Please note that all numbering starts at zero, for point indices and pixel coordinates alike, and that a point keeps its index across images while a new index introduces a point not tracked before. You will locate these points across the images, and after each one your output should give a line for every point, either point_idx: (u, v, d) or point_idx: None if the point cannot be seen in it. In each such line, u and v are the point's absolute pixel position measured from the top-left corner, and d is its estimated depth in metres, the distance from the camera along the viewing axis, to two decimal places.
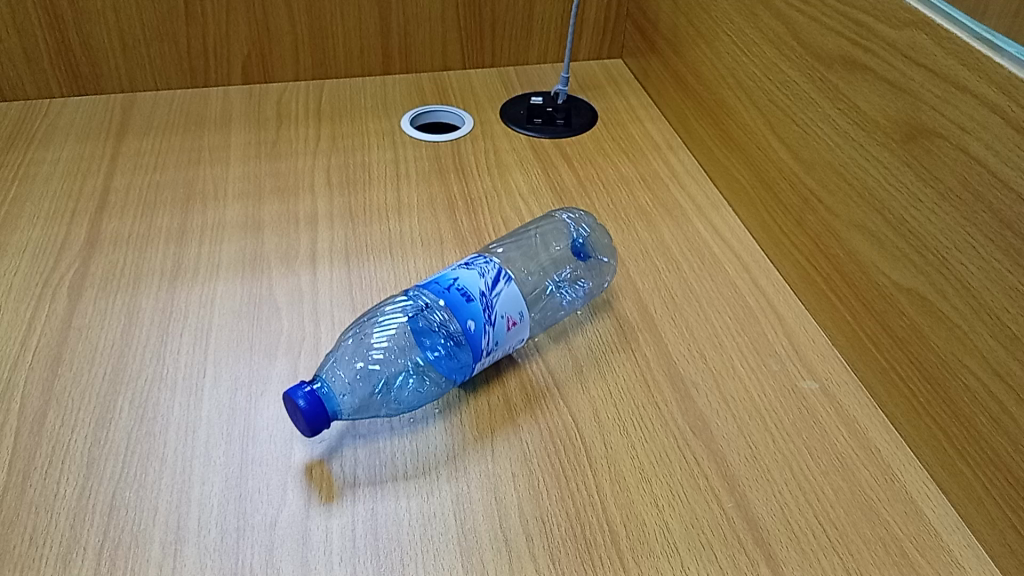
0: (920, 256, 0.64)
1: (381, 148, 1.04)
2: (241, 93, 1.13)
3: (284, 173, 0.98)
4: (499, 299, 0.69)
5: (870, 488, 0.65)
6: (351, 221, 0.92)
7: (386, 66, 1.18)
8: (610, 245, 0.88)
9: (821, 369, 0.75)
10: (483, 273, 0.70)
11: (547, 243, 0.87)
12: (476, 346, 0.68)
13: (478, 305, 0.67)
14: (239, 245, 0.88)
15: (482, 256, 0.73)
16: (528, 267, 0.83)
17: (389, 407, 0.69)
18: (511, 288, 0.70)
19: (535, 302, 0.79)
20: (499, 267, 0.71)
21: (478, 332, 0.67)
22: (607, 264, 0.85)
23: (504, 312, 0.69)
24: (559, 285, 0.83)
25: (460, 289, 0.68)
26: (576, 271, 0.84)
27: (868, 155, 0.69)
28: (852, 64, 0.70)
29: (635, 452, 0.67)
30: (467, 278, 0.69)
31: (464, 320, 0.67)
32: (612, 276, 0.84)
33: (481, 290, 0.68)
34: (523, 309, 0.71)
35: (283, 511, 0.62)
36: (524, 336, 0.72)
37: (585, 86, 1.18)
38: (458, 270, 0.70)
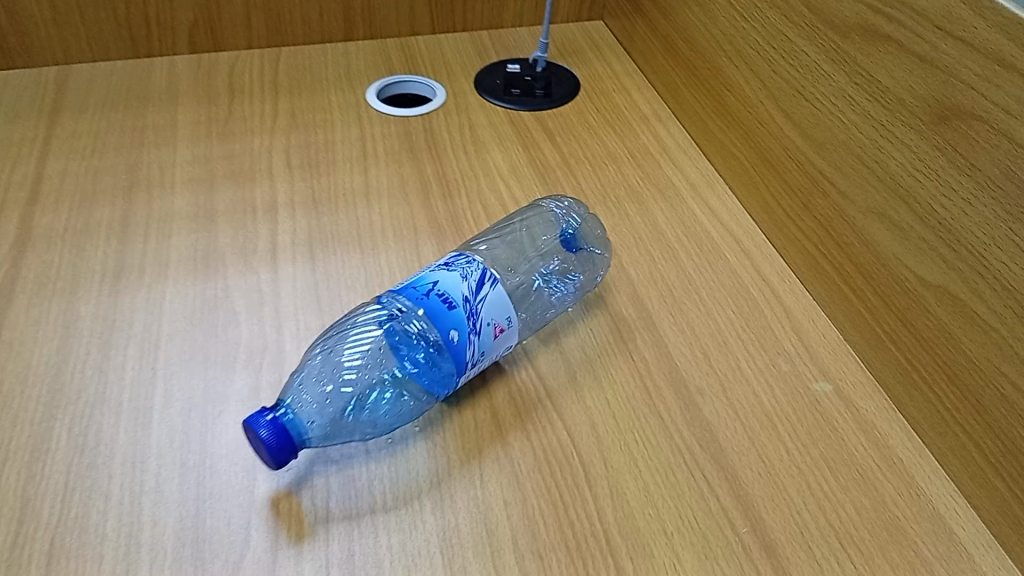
0: (952, 251, 0.58)
1: (346, 124, 0.95)
2: (188, 63, 1.03)
3: (238, 155, 0.89)
4: (484, 305, 0.61)
5: (894, 504, 0.60)
6: (315, 209, 0.83)
7: (348, 32, 1.08)
8: (602, 235, 0.80)
9: (834, 368, 0.69)
10: (466, 275, 0.62)
11: (532, 234, 0.79)
12: (460, 358, 0.61)
13: (461, 312, 0.60)
14: (190, 240, 0.79)
15: (463, 255, 0.65)
16: (513, 262, 0.74)
17: (363, 428, 0.61)
18: (497, 290, 0.63)
19: (523, 301, 0.71)
20: (483, 267, 0.63)
21: (461, 343, 0.60)
22: (599, 257, 0.78)
23: (490, 318, 0.62)
24: (548, 279, 0.74)
25: (439, 294, 0.61)
26: (565, 263, 0.76)
27: (891, 137, 0.62)
28: (873, 35, 0.63)
29: (638, 472, 0.61)
30: (448, 281, 0.61)
31: (447, 330, 0.60)
32: (605, 270, 0.77)
33: (464, 296, 0.61)
34: (511, 314, 0.63)
35: (247, 555, 0.55)
36: (512, 342, 0.65)
37: (565, 51, 1.09)
38: (437, 272, 0.63)
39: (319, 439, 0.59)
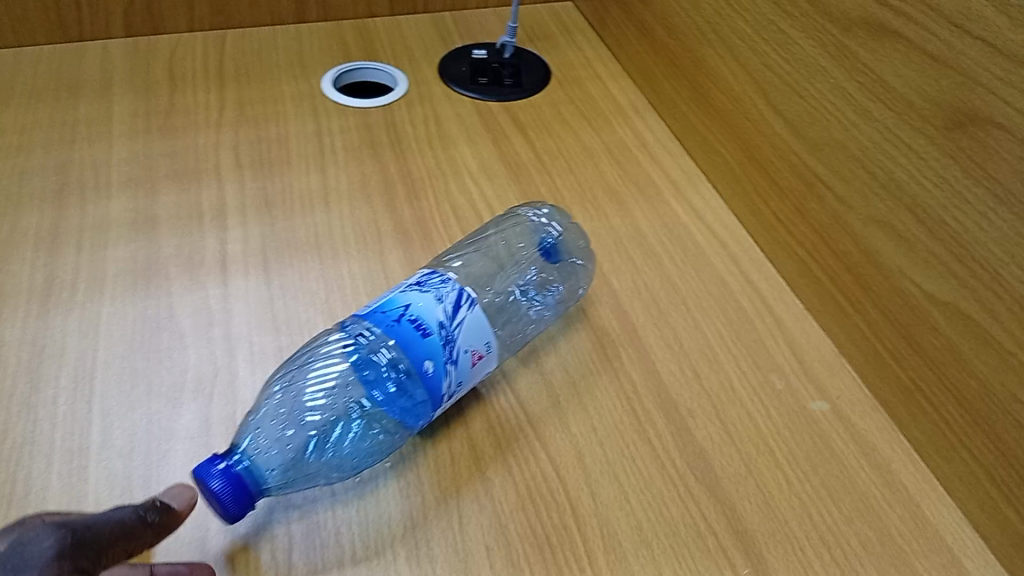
0: (964, 267, 0.54)
1: (300, 116, 0.87)
2: (125, 47, 0.94)
3: (180, 152, 0.81)
4: (462, 330, 0.56)
5: (901, 536, 0.56)
6: (268, 213, 0.76)
7: (300, 13, 1.00)
8: (583, 245, 0.75)
9: (831, 385, 0.65)
10: (441, 297, 0.56)
11: (509, 243, 0.74)
12: (435, 389, 0.55)
13: (436, 340, 0.55)
14: (129, 250, 0.72)
15: (437, 273, 0.59)
16: (488, 275, 0.70)
17: (329, 470, 0.56)
18: (476, 314, 0.57)
19: (499, 318, 0.67)
20: (460, 287, 0.57)
21: (437, 373, 0.55)
22: (581, 267, 0.73)
23: (468, 345, 0.56)
24: (526, 291, 0.70)
25: (412, 321, 0.55)
26: (544, 274, 0.72)
27: (897, 142, 0.58)
28: (879, 30, 0.59)
29: (630, 508, 0.56)
30: (422, 304, 0.56)
31: (420, 360, 0.54)
32: (587, 281, 0.72)
33: (439, 321, 0.55)
34: (491, 338, 0.58)
35: None
36: (491, 368, 0.60)
37: (533, 35, 1.03)
38: (408, 294, 0.57)
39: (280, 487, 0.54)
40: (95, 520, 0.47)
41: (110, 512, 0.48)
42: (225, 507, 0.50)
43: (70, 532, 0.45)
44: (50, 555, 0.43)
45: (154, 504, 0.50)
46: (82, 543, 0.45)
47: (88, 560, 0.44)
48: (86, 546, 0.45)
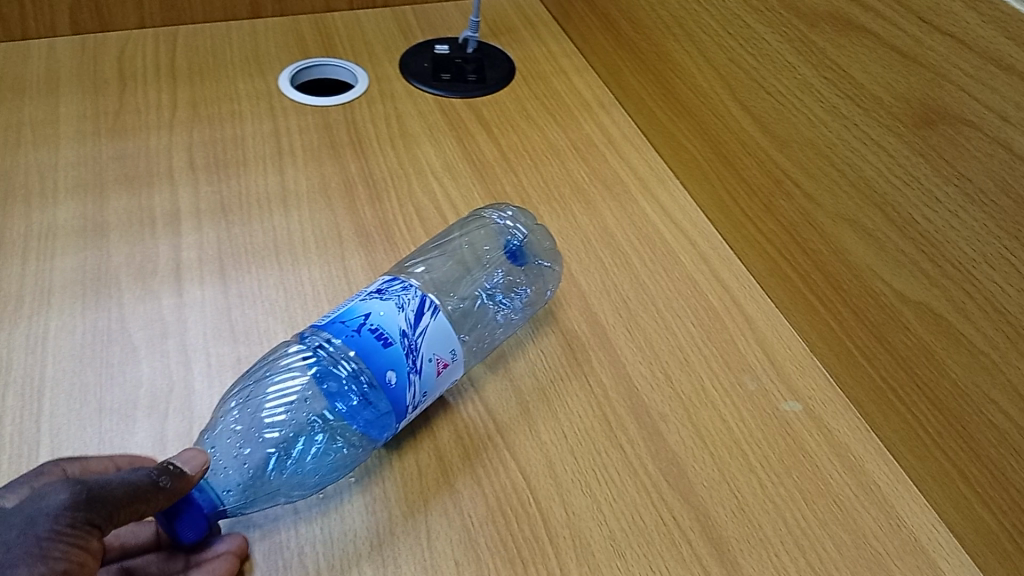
0: (934, 266, 0.53)
1: (256, 116, 0.84)
2: (71, 45, 0.90)
3: (131, 155, 0.78)
4: (425, 338, 0.54)
5: (875, 538, 0.56)
6: (224, 217, 0.74)
7: (255, 8, 0.97)
8: (549, 246, 0.73)
9: (802, 385, 0.64)
10: (403, 305, 0.54)
11: (473, 246, 0.72)
12: (399, 400, 0.53)
13: (398, 349, 0.53)
14: (78, 259, 0.69)
15: (398, 279, 0.57)
16: (452, 279, 0.68)
17: (290, 487, 0.54)
18: (440, 321, 0.55)
19: (466, 323, 0.65)
20: (422, 293, 0.56)
21: (401, 384, 0.53)
22: (548, 270, 0.71)
23: (432, 353, 0.54)
24: (492, 295, 0.68)
25: (372, 330, 0.53)
26: (510, 278, 0.70)
27: (866, 138, 0.57)
28: (847, 26, 0.58)
29: (603, 517, 0.55)
30: (383, 313, 0.54)
31: (382, 370, 0.52)
32: (555, 284, 0.70)
33: (402, 330, 0.53)
34: (456, 345, 0.56)
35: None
36: (457, 375, 0.58)
37: (496, 29, 1.01)
38: (368, 302, 0.55)
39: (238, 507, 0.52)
40: (113, 479, 0.44)
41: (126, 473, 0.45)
42: (177, 525, 0.48)
43: (84, 488, 0.43)
44: (61, 508, 0.42)
45: (170, 467, 0.47)
46: (95, 501, 0.43)
47: (99, 518, 0.43)
48: (99, 504, 0.43)
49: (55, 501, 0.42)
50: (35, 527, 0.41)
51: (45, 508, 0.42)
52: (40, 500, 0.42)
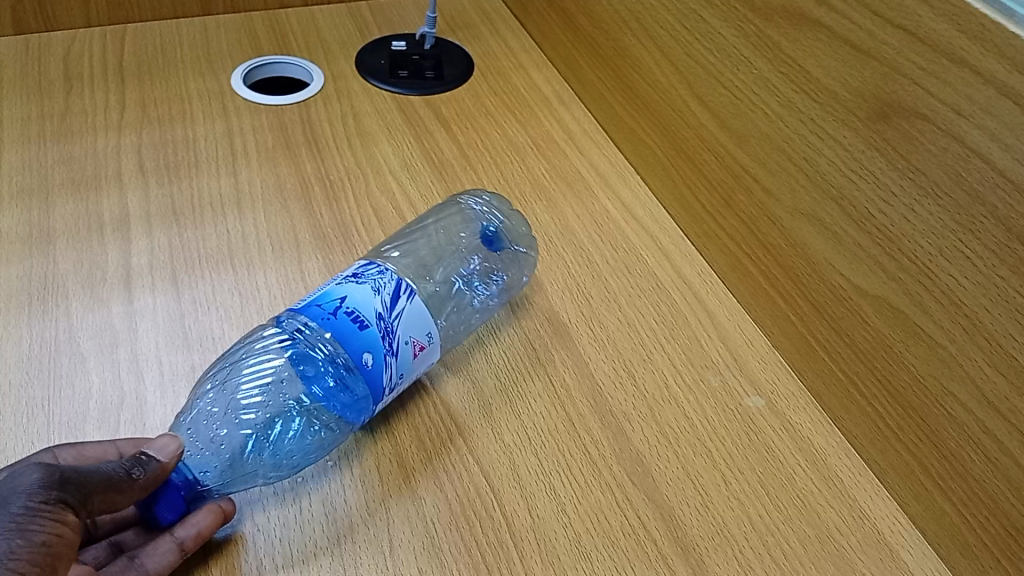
0: (892, 259, 0.56)
1: (208, 116, 0.82)
2: (13, 45, 0.87)
3: (77, 158, 0.76)
4: (400, 321, 0.54)
5: (839, 533, 0.55)
6: (175, 221, 0.72)
7: (205, 5, 0.95)
8: (526, 232, 0.73)
9: (764, 379, 0.64)
10: (379, 288, 0.55)
11: (449, 232, 0.72)
12: (375, 382, 0.54)
13: (375, 332, 0.53)
14: (22, 267, 0.66)
15: (374, 264, 0.57)
16: (428, 263, 0.68)
17: (266, 470, 0.54)
18: (415, 304, 0.55)
19: (443, 307, 0.65)
20: (398, 277, 0.56)
21: (377, 367, 0.53)
22: (526, 256, 0.71)
23: (408, 335, 0.55)
24: (469, 281, 0.68)
25: (349, 313, 0.53)
26: (487, 263, 0.70)
27: (823, 134, 0.60)
28: (807, 25, 0.65)
29: (568, 520, 0.55)
30: (359, 296, 0.54)
31: (359, 354, 0.52)
32: (531, 271, 0.71)
33: (377, 313, 0.54)
34: (432, 329, 0.56)
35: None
36: (433, 359, 0.58)
37: (454, 25, 1.00)
38: (345, 286, 0.55)
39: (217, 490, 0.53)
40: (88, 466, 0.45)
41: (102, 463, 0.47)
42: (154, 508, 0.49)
43: (58, 469, 0.44)
44: (35, 485, 0.42)
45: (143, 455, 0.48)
46: (69, 481, 0.44)
47: (73, 497, 0.43)
48: (73, 485, 0.44)
49: (29, 480, 0.43)
50: (10, 503, 0.41)
51: (19, 485, 0.42)
52: (15, 479, 0.43)
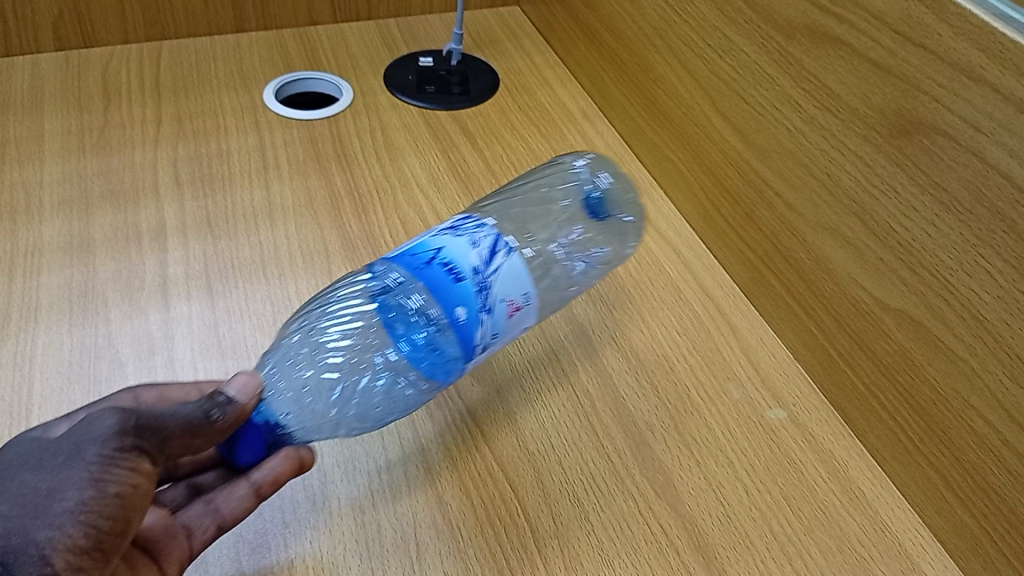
0: (913, 274, 0.54)
1: (242, 130, 0.85)
2: (55, 62, 0.90)
3: (116, 171, 0.78)
4: (497, 278, 0.53)
5: (860, 544, 0.56)
6: (210, 232, 0.74)
7: (238, 22, 0.97)
8: (631, 200, 0.78)
9: (787, 393, 0.65)
10: (476, 241, 0.54)
11: (553, 190, 0.74)
12: (467, 338, 0.52)
13: (469, 286, 0.52)
14: (64, 276, 0.69)
15: (473, 219, 0.57)
16: (532, 225, 0.68)
17: (350, 420, 0.58)
18: (514, 261, 0.54)
19: (549, 270, 0.66)
20: (496, 232, 0.55)
21: (470, 321, 0.52)
22: (629, 226, 0.76)
23: (504, 295, 0.53)
24: (569, 252, 0.68)
25: (443, 264, 0.53)
26: (589, 234, 0.71)
27: (843, 148, 0.58)
28: (821, 37, 0.58)
29: (591, 527, 0.56)
30: (455, 248, 0.54)
31: (452, 306, 0.52)
32: (635, 241, 0.76)
33: (473, 266, 0.53)
34: (529, 289, 0.55)
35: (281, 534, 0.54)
36: (529, 320, 0.57)
37: (480, 41, 1.01)
38: (442, 238, 0.55)
39: (300, 432, 0.54)
40: (164, 413, 0.46)
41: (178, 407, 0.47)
42: (236, 449, 0.51)
43: (132, 417, 0.44)
44: (110, 433, 0.43)
45: (219, 398, 0.48)
46: (142, 429, 0.44)
47: (147, 444, 0.44)
48: (146, 433, 0.44)
49: (104, 428, 0.43)
50: (84, 453, 0.42)
51: (94, 434, 0.43)
52: (90, 426, 0.43)
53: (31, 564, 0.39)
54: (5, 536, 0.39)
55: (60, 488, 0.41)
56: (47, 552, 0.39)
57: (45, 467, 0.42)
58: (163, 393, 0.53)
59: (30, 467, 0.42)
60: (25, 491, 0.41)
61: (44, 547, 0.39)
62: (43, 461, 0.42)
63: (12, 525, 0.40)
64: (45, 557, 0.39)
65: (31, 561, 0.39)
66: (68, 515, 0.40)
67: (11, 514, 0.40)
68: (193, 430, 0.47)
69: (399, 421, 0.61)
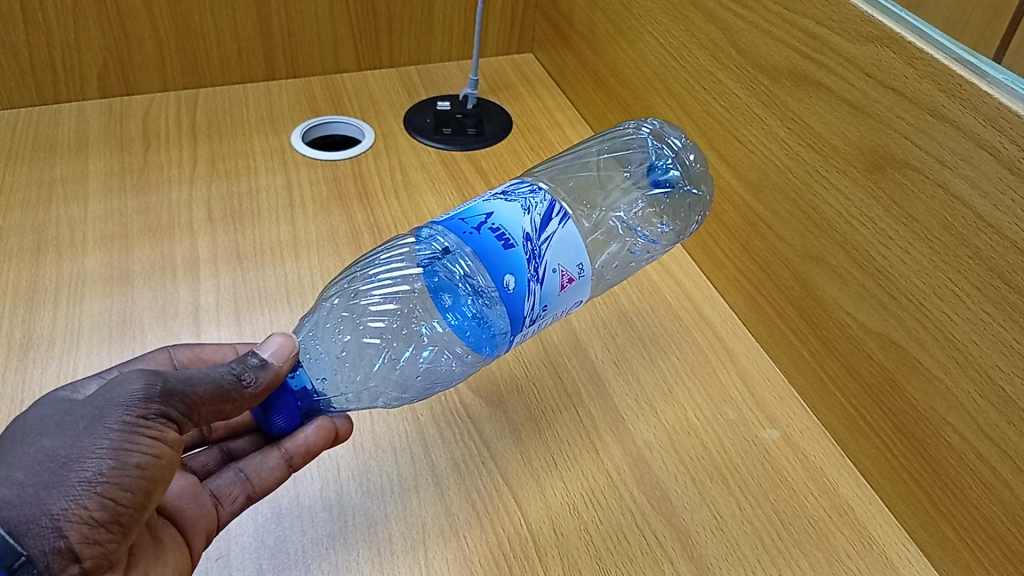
0: (891, 298, 0.57)
1: (270, 170, 0.91)
2: (99, 108, 0.97)
3: (155, 208, 0.84)
4: (549, 246, 0.55)
5: (847, 557, 0.59)
6: (239, 264, 0.79)
7: (269, 71, 1.04)
8: (701, 169, 0.76)
9: (781, 414, 0.68)
10: (530, 208, 0.56)
11: (616, 167, 0.76)
12: (517, 307, 0.54)
13: (520, 254, 0.54)
14: (105, 304, 0.74)
15: (527, 186, 0.59)
16: (593, 200, 0.72)
17: (390, 387, 0.62)
18: (566, 229, 0.57)
19: (603, 247, 0.70)
20: (550, 200, 0.58)
21: (519, 289, 0.54)
22: (697, 199, 0.76)
23: (556, 264, 0.56)
24: (630, 226, 0.72)
25: (494, 229, 0.55)
26: (651, 208, 0.73)
27: (826, 182, 0.62)
28: (804, 81, 0.62)
29: (590, 538, 0.59)
30: (507, 214, 0.56)
31: (503, 273, 0.54)
32: (702, 213, 0.77)
33: (525, 234, 0.55)
34: (583, 261, 0.57)
35: (303, 535, 0.58)
36: (580, 294, 0.59)
37: (495, 86, 1.07)
38: (494, 203, 0.57)
39: (336, 399, 0.59)
40: (195, 378, 0.49)
41: (212, 370, 0.50)
42: (271, 415, 0.53)
43: (159, 382, 0.47)
44: (134, 400, 0.46)
45: (252, 361, 0.51)
46: (168, 396, 0.47)
47: (173, 411, 0.47)
48: (174, 399, 0.47)
49: (129, 394, 0.46)
50: (107, 420, 0.45)
51: (118, 400, 0.46)
52: (115, 391, 0.46)
53: (45, 534, 0.42)
54: (19, 504, 0.42)
55: (79, 457, 0.44)
56: (62, 523, 0.43)
57: (66, 433, 0.45)
58: (196, 353, 0.62)
59: (51, 431, 0.45)
60: (44, 457, 0.44)
61: (58, 518, 0.43)
62: (65, 426, 0.45)
63: (28, 491, 0.43)
64: (59, 528, 0.42)
65: (45, 531, 0.42)
66: (85, 486, 0.43)
67: (27, 481, 0.43)
68: (224, 396, 0.50)
69: (411, 436, 0.65)
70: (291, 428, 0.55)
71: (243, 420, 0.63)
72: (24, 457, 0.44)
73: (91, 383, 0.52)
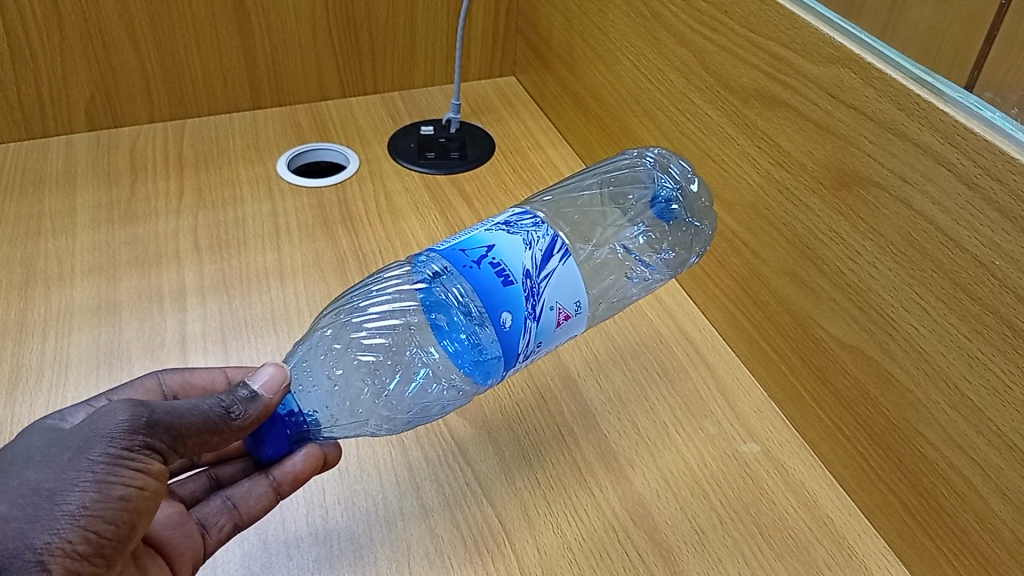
0: (862, 312, 0.59)
1: (256, 199, 0.92)
2: (87, 141, 0.98)
3: (142, 239, 0.85)
4: (548, 284, 0.56)
5: (827, 568, 0.60)
6: (226, 292, 0.80)
7: (255, 100, 1.05)
8: (707, 205, 0.74)
9: (760, 428, 0.69)
10: (531, 243, 0.57)
11: (616, 197, 0.76)
12: (514, 344, 0.55)
13: (518, 290, 0.55)
14: (92, 335, 0.75)
15: (529, 217, 0.60)
16: (589, 234, 0.72)
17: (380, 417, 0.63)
18: (566, 267, 0.57)
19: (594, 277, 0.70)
20: (553, 235, 0.58)
21: (515, 325, 0.55)
22: (697, 231, 0.74)
23: (554, 302, 0.56)
24: (630, 250, 0.72)
25: (494, 264, 0.55)
26: (653, 236, 0.73)
27: (796, 199, 0.63)
28: (771, 101, 0.63)
29: (573, 555, 0.60)
30: (510, 249, 0.56)
31: (499, 309, 0.54)
32: (702, 247, 0.75)
33: (525, 270, 0.56)
34: (580, 298, 0.58)
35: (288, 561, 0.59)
36: (575, 330, 0.60)
37: (478, 110, 1.09)
38: (495, 234, 0.58)
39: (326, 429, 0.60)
40: (184, 410, 0.50)
41: (201, 403, 0.51)
42: (261, 445, 0.55)
43: (144, 413, 0.48)
44: (119, 432, 0.47)
45: (242, 393, 0.53)
46: (154, 427, 0.48)
47: (159, 443, 0.48)
48: (159, 430, 0.48)
49: (115, 425, 0.47)
50: (91, 451, 0.46)
51: (103, 432, 0.47)
52: (101, 422, 0.47)
53: (27, 568, 0.42)
54: (3, 538, 0.43)
55: (63, 489, 0.45)
56: (44, 557, 0.43)
57: (50, 465, 0.46)
58: (185, 378, 0.63)
59: (36, 464, 0.46)
60: (27, 490, 0.45)
61: (41, 552, 0.43)
62: (50, 459, 0.46)
63: (11, 526, 0.43)
64: (42, 561, 0.43)
65: (28, 565, 0.42)
66: (68, 519, 0.44)
67: (11, 514, 0.44)
68: (212, 428, 0.51)
69: (396, 461, 0.66)
70: (280, 456, 0.56)
71: (233, 449, 0.64)
72: (9, 489, 0.45)
73: (79, 411, 0.54)
